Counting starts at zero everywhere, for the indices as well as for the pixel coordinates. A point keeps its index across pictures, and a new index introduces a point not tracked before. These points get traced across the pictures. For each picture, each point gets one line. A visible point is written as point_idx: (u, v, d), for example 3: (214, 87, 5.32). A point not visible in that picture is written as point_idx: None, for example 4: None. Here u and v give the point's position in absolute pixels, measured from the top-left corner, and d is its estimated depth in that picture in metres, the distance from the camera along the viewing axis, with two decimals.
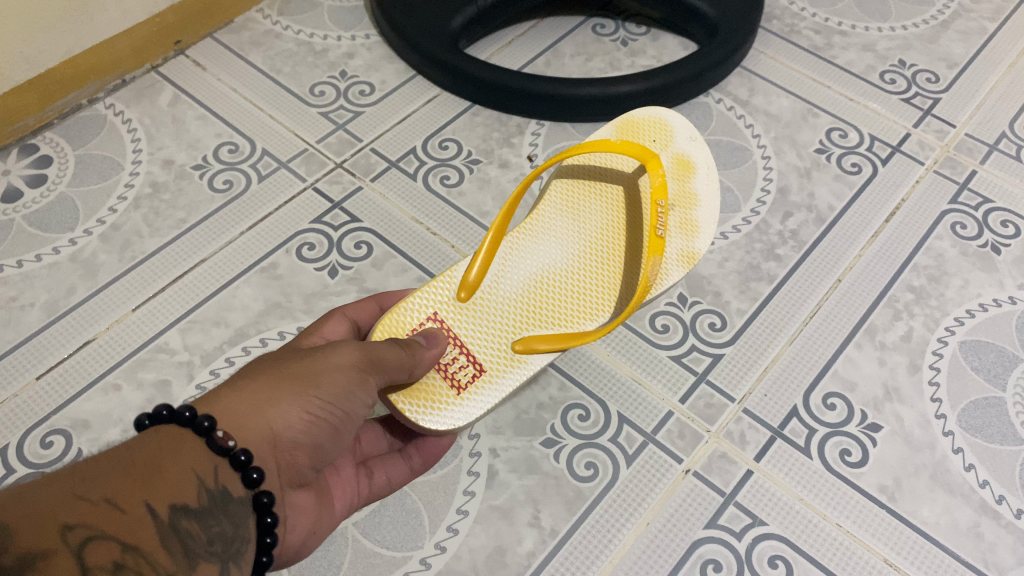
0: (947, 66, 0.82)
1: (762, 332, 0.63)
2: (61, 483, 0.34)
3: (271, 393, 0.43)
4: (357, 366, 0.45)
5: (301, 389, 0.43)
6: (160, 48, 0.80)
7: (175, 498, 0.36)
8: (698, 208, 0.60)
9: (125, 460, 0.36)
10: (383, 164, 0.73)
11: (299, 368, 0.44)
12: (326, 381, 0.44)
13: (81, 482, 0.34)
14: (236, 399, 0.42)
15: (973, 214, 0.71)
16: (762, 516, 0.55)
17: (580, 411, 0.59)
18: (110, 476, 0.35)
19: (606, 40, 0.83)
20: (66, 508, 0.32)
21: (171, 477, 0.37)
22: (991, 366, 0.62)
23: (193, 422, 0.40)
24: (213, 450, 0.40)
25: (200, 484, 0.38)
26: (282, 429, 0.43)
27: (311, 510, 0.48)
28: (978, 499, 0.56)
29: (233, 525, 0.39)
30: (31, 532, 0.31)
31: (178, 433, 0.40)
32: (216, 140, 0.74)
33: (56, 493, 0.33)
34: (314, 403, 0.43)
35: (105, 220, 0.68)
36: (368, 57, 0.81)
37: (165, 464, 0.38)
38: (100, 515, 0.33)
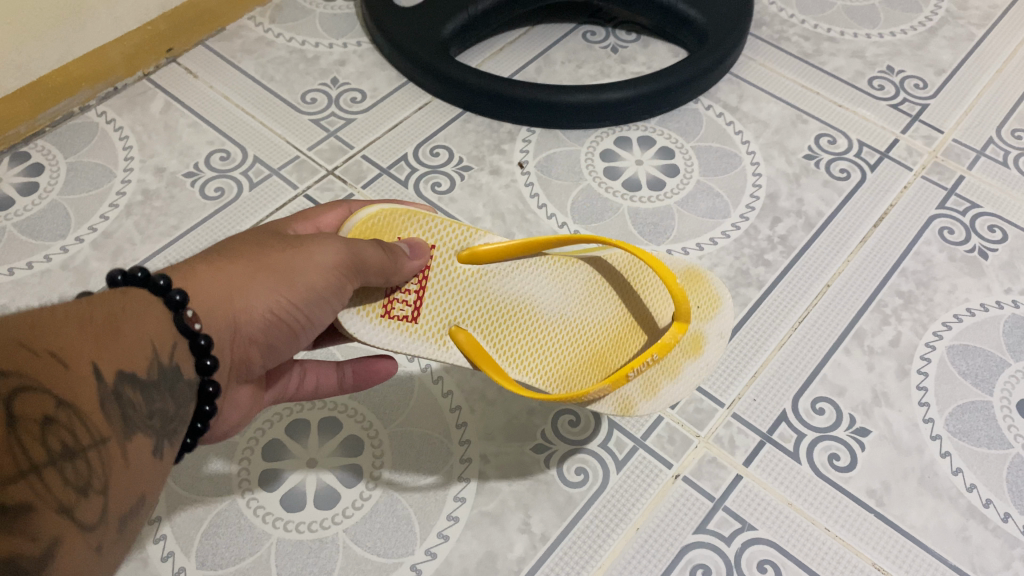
0: (936, 72, 0.83)
1: (752, 336, 0.64)
2: (15, 328, 0.35)
3: (250, 281, 0.46)
4: (336, 274, 0.47)
5: (277, 284, 0.46)
6: (152, 55, 0.80)
7: (124, 365, 0.38)
8: (692, 362, 0.51)
9: (86, 316, 0.38)
10: (375, 170, 0.73)
11: (283, 261, 0.46)
12: (302, 280, 0.46)
13: (33, 330, 0.35)
14: (212, 280, 0.45)
15: (961, 219, 0.72)
16: (751, 520, 0.56)
17: (570, 416, 0.60)
18: (65, 329, 0.36)
19: (596, 47, 0.84)
20: (12, 357, 0.34)
21: (125, 342, 0.39)
22: (978, 370, 0.62)
23: (166, 293, 0.42)
24: (179, 330, 0.42)
25: (154, 356, 0.40)
26: (246, 321, 0.46)
27: (246, 405, 0.52)
28: (966, 502, 0.57)
29: (176, 404, 0.42)
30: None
31: (148, 300, 0.42)
32: (208, 147, 0.74)
33: (2, 339, 0.35)
34: (282, 303, 0.46)
35: (97, 228, 0.68)
36: (360, 65, 0.81)
37: (124, 327, 0.39)
38: (44, 367, 0.34)
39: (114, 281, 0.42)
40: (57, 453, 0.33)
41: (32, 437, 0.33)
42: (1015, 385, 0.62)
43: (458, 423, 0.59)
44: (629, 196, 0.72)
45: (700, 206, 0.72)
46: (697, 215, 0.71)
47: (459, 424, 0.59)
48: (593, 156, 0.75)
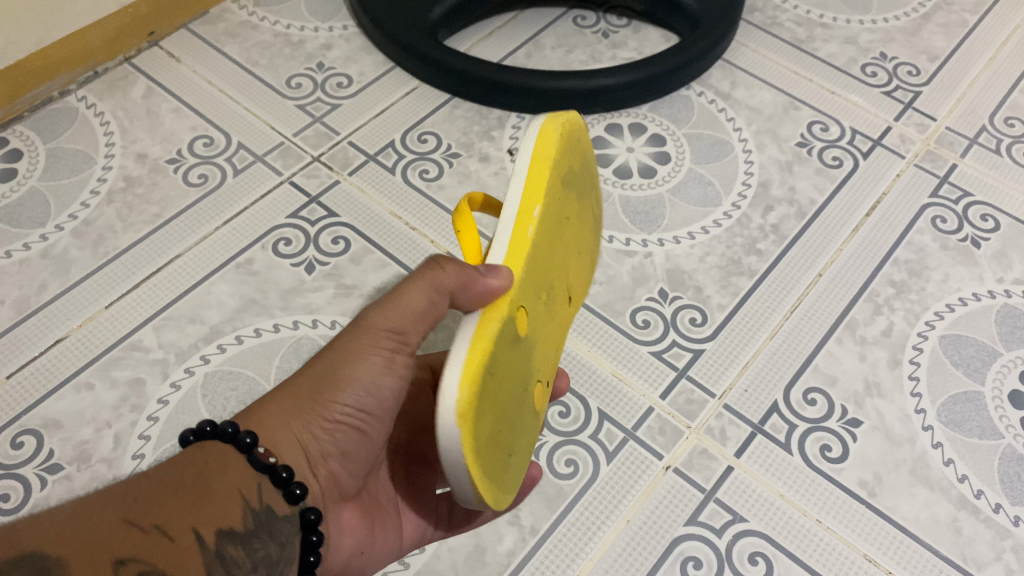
0: (929, 59, 0.82)
1: (743, 327, 0.63)
2: (111, 501, 0.32)
3: (296, 396, 0.40)
4: (380, 340, 0.41)
5: (321, 390, 0.40)
6: (133, 39, 0.78)
7: (223, 522, 0.34)
8: None
9: (175, 479, 0.34)
10: (361, 157, 0.72)
11: (318, 366, 0.41)
12: (344, 374, 0.40)
13: (124, 505, 0.32)
14: (270, 410, 0.40)
15: (954, 208, 0.71)
16: (742, 512, 0.55)
17: (560, 407, 0.59)
18: (162, 499, 0.33)
19: (587, 32, 0.82)
20: (120, 538, 0.30)
21: (220, 499, 0.35)
22: (969, 360, 0.62)
23: (235, 438, 0.37)
24: (256, 469, 0.37)
25: (245, 504, 0.36)
26: (308, 441, 0.40)
27: (359, 527, 0.46)
28: (957, 494, 0.56)
29: (279, 546, 0.37)
30: (84, 565, 0.29)
31: (222, 450, 0.37)
32: (191, 133, 0.73)
33: (105, 514, 0.31)
34: (336, 408, 0.40)
35: (77, 216, 0.67)
36: (346, 49, 0.80)
37: (215, 488, 0.35)
38: (152, 544, 0.31)
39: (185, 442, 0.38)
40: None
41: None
42: (1006, 376, 0.62)
43: None
44: (621, 183, 0.71)
45: (691, 193, 0.71)
46: (688, 204, 0.70)
47: None
48: None
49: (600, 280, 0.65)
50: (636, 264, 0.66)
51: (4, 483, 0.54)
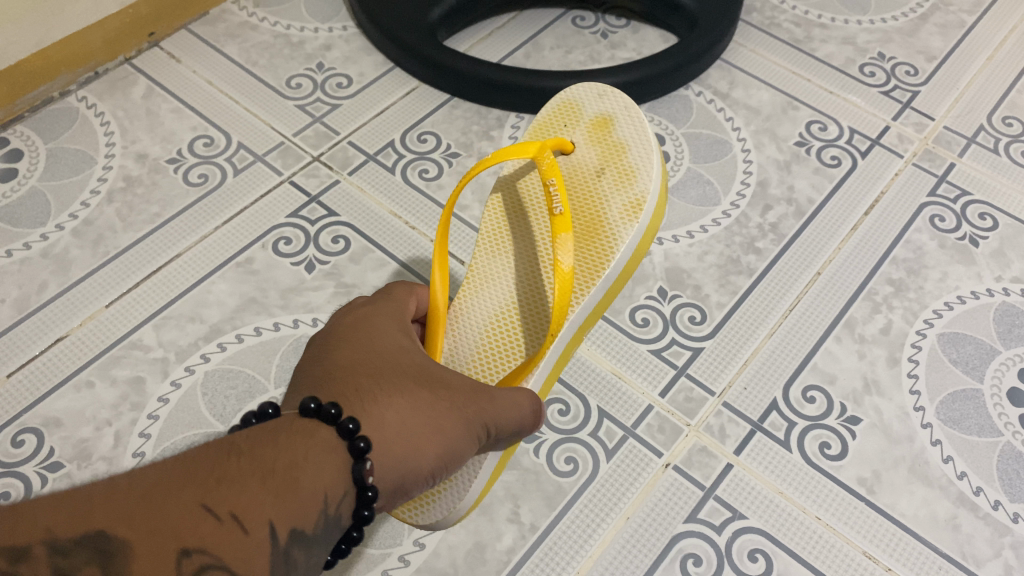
0: (926, 59, 0.83)
1: (742, 326, 0.63)
2: (194, 481, 0.32)
3: (418, 427, 0.40)
4: (483, 422, 0.44)
5: (438, 436, 0.41)
6: (134, 39, 0.78)
7: (299, 521, 0.34)
8: (628, 154, 0.58)
9: (267, 463, 0.34)
10: (361, 157, 0.72)
11: (442, 411, 0.42)
12: (457, 433, 0.42)
13: (204, 487, 0.32)
14: (392, 426, 0.39)
15: (952, 207, 0.71)
16: (742, 509, 0.55)
17: (560, 405, 0.59)
18: (246, 486, 0.33)
19: (586, 32, 0.83)
20: (190, 525, 0.31)
21: (304, 498, 0.34)
22: (968, 358, 0.62)
23: (351, 437, 0.37)
24: (353, 480, 0.37)
25: (325, 507, 0.36)
26: (405, 476, 0.40)
27: None
28: (956, 491, 0.56)
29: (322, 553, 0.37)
30: (149, 554, 0.30)
31: (332, 443, 0.37)
32: (191, 133, 0.73)
33: (185, 497, 0.31)
34: (440, 460, 0.41)
35: (78, 215, 0.67)
36: (346, 49, 0.80)
37: (304, 482, 0.35)
38: (223, 536, 0.31)
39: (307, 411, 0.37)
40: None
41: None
42: (1005, 374, 0.62)
43: None
44: None
45: (690, 193, 0.71)
46: (687, 203, 0.70)
47: None
48: None
49: None
50: None
51: (5, 481, 0.54)
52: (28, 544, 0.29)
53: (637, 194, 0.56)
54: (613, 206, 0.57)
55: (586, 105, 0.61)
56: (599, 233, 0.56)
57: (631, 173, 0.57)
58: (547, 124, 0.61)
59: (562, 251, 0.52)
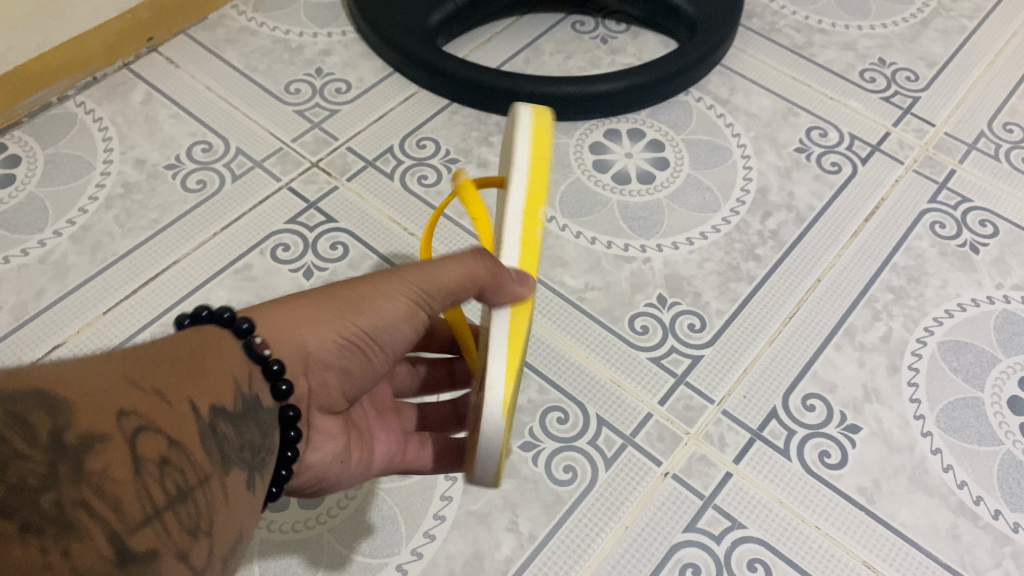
0: (927, 65, 0.82)
1: (743, 333, 0.63)
2: (114, 362, 0.31)
3: (314, 306, 0.43)
4: (410, 290, 0.44)
5: (345, 312, 0.43)
6: (133, 44, 0.78)
7: (215, 399, 0.34)
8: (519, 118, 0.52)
9: (176, 351, 0.34)
10: (360, 163, 0.72)
11: (354, 291, 0.43)
12: (372, 306, 0.43)
13: (130, 369, 0.31)
14: (285, 307, 0.42)
15: (952, 214, 0.71)
16: (741, 519, 0.55)
17: (559, 413, 0.59)
18: (164, 368, 0.32)
19: (585, 37, 0.82)
20: (125, 393, 0.29)
21: (215, 379, 0.35)
22: (968, 366, 0.62)
23: (233, 324, 0.39)
24: (251, 357, 0.39)
25: (237, 389, 0.36)
26: (313, 349, 0.42)
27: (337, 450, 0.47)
28: (956, 500, 0.56)
29: (261, 433, 0.37)
30: (89, 411, 0.27)
31: (219, 331, 0.39)
32: (190, 139, 0.73)
33: (105, 369, 0.30)
34: (352, 329, 0.43)
35: (76, 221, 0.67)
36: (345, 55, 0.80)
37: (210, 363, 0.36)
38: (152, 404, 0.30)
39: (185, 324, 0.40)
40: (174, 495, 0.29)
41: (154, 480, 0.28)
42: (1006, 382, 0.61)
43: None
44: (619, 189, 0.71)
45: (689, 199, 0.71)
46: (687, 210, 0.70)
47: None
48: (582, 148, 0.73)
49: (598, 285, 0.65)
50: (635, 269, 0.66)
51: None
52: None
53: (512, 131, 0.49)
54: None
55: None
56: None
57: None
58: None
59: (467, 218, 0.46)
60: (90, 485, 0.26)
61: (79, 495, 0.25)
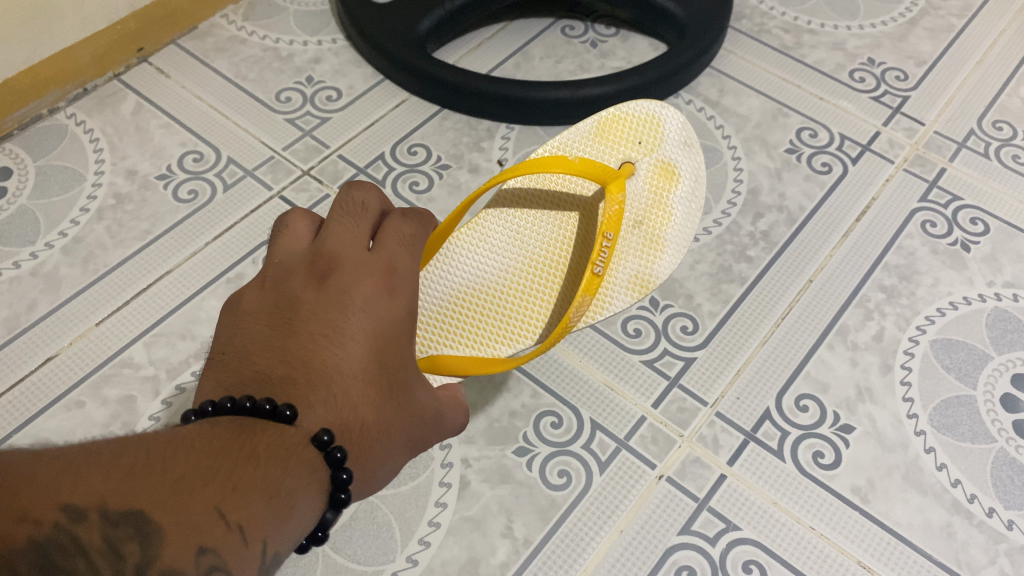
0: (916, 64, 0.83)
1: (735, 334, 0.63)
2: (213, 486, 0.30)
3: (383, 446, 0.41)
4: (424, 437, 0.46)
5: (392, 455, 0.42)
6: (122, 55, 0.78)
7: (284, 550, 0.32)
8: (670, 226, 0.60)
9: (273, 482, 0.33)
10: (351, 170, 0.72)
11: (402, 429, 0.43)
12: (402, 450, 0.43)
13: (229, 493, 0.30)
14: (360, 441, 0.39)
15: (943, 212, 0.71)
16: (736, 521, 0.55)
17: (552, 418, 0.59)
18: (254, 499, 0.31)
19: (575, 42, 0.83)
20: (210, 528, 0.29)
21: (295, 522, 0.33)
22: (961, 364, 0.62)
23: (337, 463, 0.37)
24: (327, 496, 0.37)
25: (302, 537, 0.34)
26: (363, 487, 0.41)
27: None
28: (951, 499, 0.56)
29: None
30: (172, 543, 0.28)
31: (316, 463, 0.36)
32: (181, 149, 0.73)
33: (203, 495, 0.30)
34: (386, 472, 0.43)
35: (67, 233, 0.67)
36: (335, 62, 0.80)
37: (296, 507, 0.34)
38: (233, 545, 0.29)
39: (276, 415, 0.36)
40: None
41: None
42: (998, 380, 0.62)
43: None
44: None
45: None
46: None
47: None
48: None
49: None
50: None
51: None
52: (83, 508, 0.28)
53: (647, 273, 0.59)
54: (628, 264, 0.59)
55: (670, 142, 0.62)
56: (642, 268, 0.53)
57: (659, 245, 0.60)
58: (623, 128, 0.63)
59: (576, 311, 0.53)
60: None
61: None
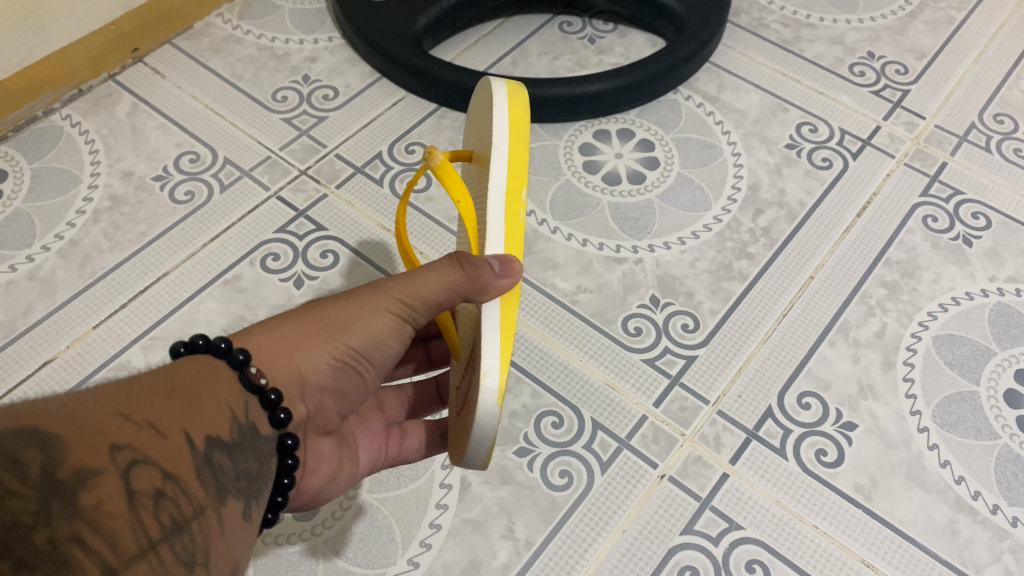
0: (916, 57, 0.82)
1: (735, 332, 0.63)
2: (105, 399, 0.32)
3: (308, 334, 0.42)
4: (389, 306, 0.43)
5: (333, 336, 0.42)
6: (116, 56, 0.78)
7: (214, 429, 0.35)
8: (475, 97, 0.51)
9: (167, 382, 0.35)
10: (349, 170, 0.71)
11: (334, 313, 0.43)
12: (358, 328, 0.43)
13: (126, 401, 0.33)
14: (269, 335, 0.41)
15: (944, 206, 0.71)
16: (739, 520, 0.55)
17: (553, 418, 0.59)
18: (155, 400, 0.34)
19: (573, 38, 0.82)
20: (116, 429, 0.31)
21: (208, 407, 0.36)
22: (963, 360, 0.62)
23: (228, 354, 0.38)
24: (246, 388, 0.38)
25: (235, 420, 0.37)
26: (311, 372, 0.41)
27: (333, 456, 0.46)
28: (954, 495, 0.56)
29: (258, 462, 0.37)
30: (80, 446, 0.30)
31: (212, 363, 0.38)
32: (177, 150, 0.72)
33: (100, 408, 0.32)
34: (344, 352, 0.42)
35: (63, 236, 0.66)
36: (332, 61, 0.79)
37: (201, 393, 0.36)
38: (144, 438, 0.32)
39: (177, 354, 0.39)
40: (169, 526, 0.31)
41: (148, 512, 0.30)
42: (1001, 375, 0.61)
43: None
44: (610, 190, 0.71)
45: (681, 198, 0.71)
46: (677, 208, 0.70)
47: None
48: (573, 149, 0.73)
49: (590, 287, 0.65)
50: (626, 270, 0.66)
51: None
52: None
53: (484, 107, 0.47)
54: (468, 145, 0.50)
55: None
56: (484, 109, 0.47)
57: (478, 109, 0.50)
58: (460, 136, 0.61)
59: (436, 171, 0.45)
60: (83, 519, 0.28)
61: (73, 530, 0.28)
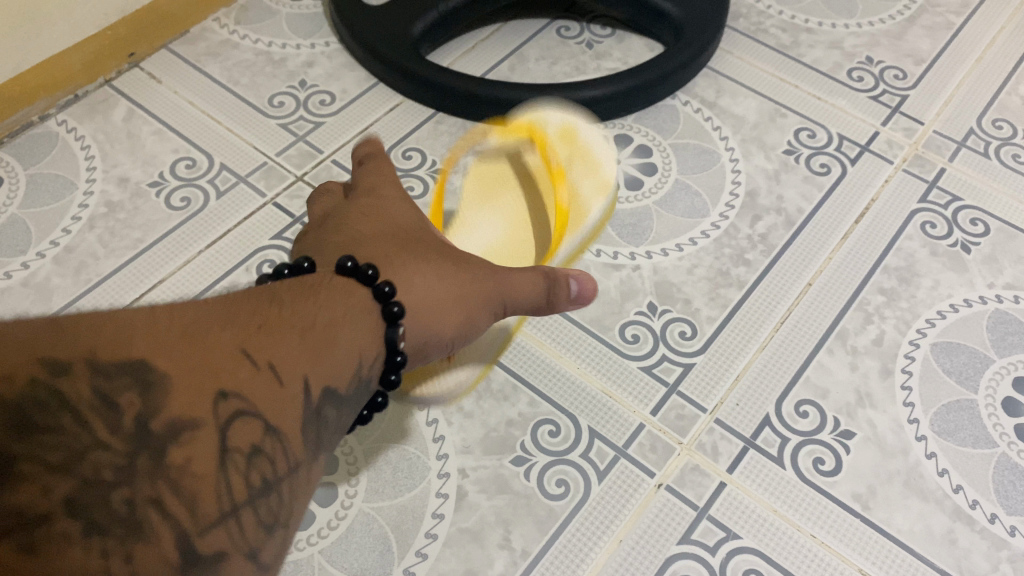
0: (915, 62, 0.82)
1: (733, 339, 0.63)
2: (226, 336, 0.34)
3: (444, 301, 0.46)
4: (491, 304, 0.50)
5: (463, 307, 0.47)
6: (113, 61, 0.77)
7: (329, 381, 0.37)
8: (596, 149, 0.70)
9: (307, 321, 0.37)
10: (345, 175, 0.71)
11: (466, 287, 0.48)
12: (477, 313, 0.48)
13: (246, 344, 0.34)
14: (420, 290, 0.45)
15: (942, 213, 0.71)
16: (736, 529, 0.55)
17: (550, 427, 0.58)
18: (277, 342, 0.35)
19: (570, 43, 0.82)
20: (228, 372, 0.32)
21: (336, 355, 0.38)
22: (961, 368, 0.62)
23: (386, 300, 0.42)
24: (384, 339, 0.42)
25: (350, 373, 0.39)
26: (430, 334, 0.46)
27: None
28: (952, 505, 0.56)
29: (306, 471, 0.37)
30: (189, 388, 0.31)
31: (369, 304, 0.42)
32: (173, 155, 0.72)
33: (220, 346, 0.33)
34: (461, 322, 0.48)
35: (58, 242, 0.66)
36: (329, 66, 0.79)
37: (331, 342, 0.38)
38: (258, 382, 0.33)
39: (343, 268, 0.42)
40: (257, 487, 0.31)
41: (238, 468, 0.31)
42: (1000, 383, 0.61)
43: (435, 437, 0.58)
44: None
45: (679, 205, 0.70)
46: (675, 215, 0.70)
47: (438, 438, 0.58)
48: None
49: None
50: (624, 277, 0.66)
51: None
52: (68, 364, 0.29)
53: (605, 176, 0.68)
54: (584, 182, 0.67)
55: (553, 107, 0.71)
56: (575, 201, 0.66)
57: (598, 160, 0.69)
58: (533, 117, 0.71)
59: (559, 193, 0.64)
60: (170, 477, 0.29)
61: (155, 490, 0.28)
